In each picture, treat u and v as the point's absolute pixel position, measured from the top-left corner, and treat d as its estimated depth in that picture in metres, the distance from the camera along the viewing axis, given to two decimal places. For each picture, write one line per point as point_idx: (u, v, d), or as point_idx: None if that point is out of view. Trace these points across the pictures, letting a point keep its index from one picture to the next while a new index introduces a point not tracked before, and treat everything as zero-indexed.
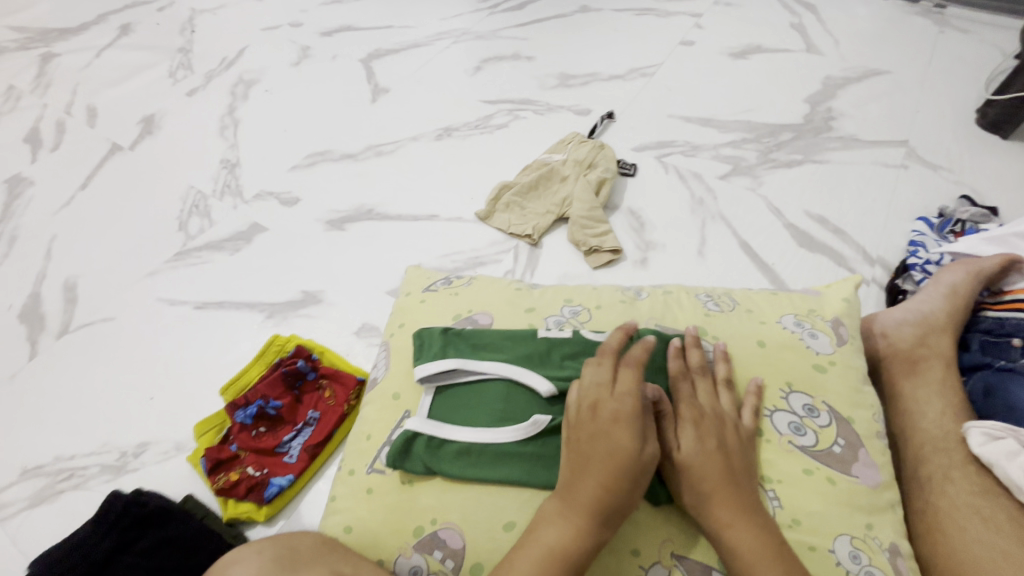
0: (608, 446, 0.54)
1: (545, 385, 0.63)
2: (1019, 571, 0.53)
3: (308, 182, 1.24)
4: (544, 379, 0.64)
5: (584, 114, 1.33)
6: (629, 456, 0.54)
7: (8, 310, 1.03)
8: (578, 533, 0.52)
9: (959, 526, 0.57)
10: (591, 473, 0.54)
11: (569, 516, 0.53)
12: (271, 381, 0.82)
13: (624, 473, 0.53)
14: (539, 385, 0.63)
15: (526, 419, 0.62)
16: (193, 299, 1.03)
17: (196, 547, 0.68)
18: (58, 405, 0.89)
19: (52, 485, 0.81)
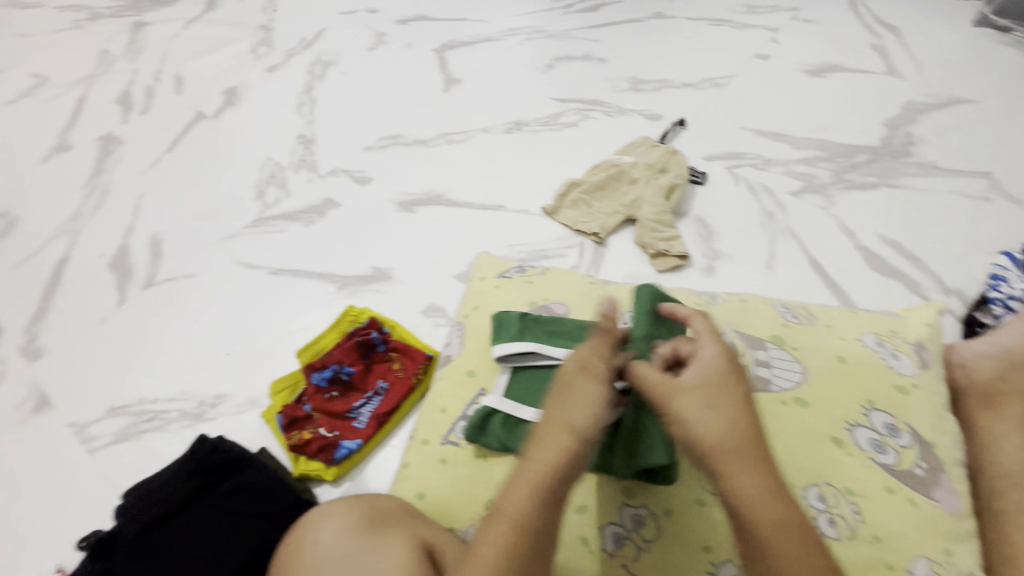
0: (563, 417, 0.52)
1: None
2: None
3: (380, 163, 1.28)
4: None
5: (655, 119, 1.33)
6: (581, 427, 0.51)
7: (98, 259, 1.10)
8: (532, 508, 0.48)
9: None
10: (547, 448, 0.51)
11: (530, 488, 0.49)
12: (346, 348, 0.86)
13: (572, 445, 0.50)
14: None
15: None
16: (269, 265, 1.07)
17: (272, 495, 0.70)
18: (142, 351, 0.95)
19: (136, 425, 0.86)
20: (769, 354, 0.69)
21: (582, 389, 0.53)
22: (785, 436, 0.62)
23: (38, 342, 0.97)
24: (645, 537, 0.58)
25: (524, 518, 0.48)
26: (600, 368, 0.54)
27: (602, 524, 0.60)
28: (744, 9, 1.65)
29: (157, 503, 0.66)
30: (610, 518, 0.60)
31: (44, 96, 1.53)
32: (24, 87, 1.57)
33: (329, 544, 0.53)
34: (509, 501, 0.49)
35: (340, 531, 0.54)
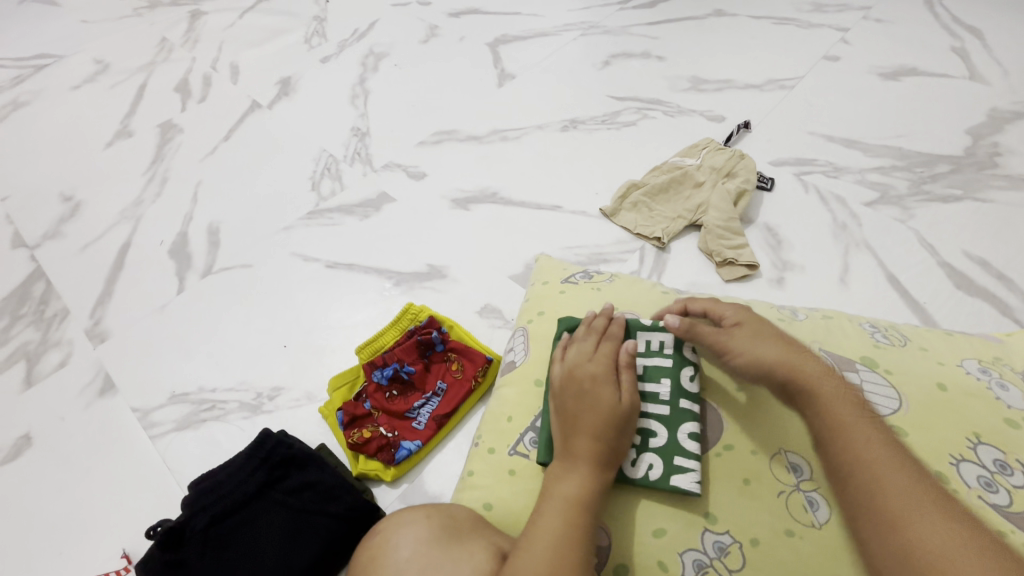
0: (588, 462, 0.57)
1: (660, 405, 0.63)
2: None
3: (434, 159, 1.26)
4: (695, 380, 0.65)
5: (718, 121, 1.28)
6: (599, 472, 0.57)
7: (159, 245, 1.11)
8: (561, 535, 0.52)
9: None
10: (567, 483, 0.56)
11: (553, 512, 0.54)
12: (406, 346, 0.84)
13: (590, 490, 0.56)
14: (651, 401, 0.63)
15: (665, 409, 0.63)
16: (325, 258, 1.07)
17: (336, 493, 0.69)
18: (202, 338, 0.96)
19: (196, 413, 0.86)
20: (861, 376, 0.64)
21: (609, 398, 0.60)
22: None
23: (102, 326, 0.99)
24: (729, 566, 0.55)
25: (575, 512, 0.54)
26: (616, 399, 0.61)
27: (682, 549, 0.57)
28: (811, 7, 1.58)
29: (222, 498, 0.66)
30: (691, 544, 0.57)
31: (107, 82, 1.57)
32: (88, 73, 1.61)
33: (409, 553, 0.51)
34: (555, 492, 0.56)
35: (419, 539, 0.52)
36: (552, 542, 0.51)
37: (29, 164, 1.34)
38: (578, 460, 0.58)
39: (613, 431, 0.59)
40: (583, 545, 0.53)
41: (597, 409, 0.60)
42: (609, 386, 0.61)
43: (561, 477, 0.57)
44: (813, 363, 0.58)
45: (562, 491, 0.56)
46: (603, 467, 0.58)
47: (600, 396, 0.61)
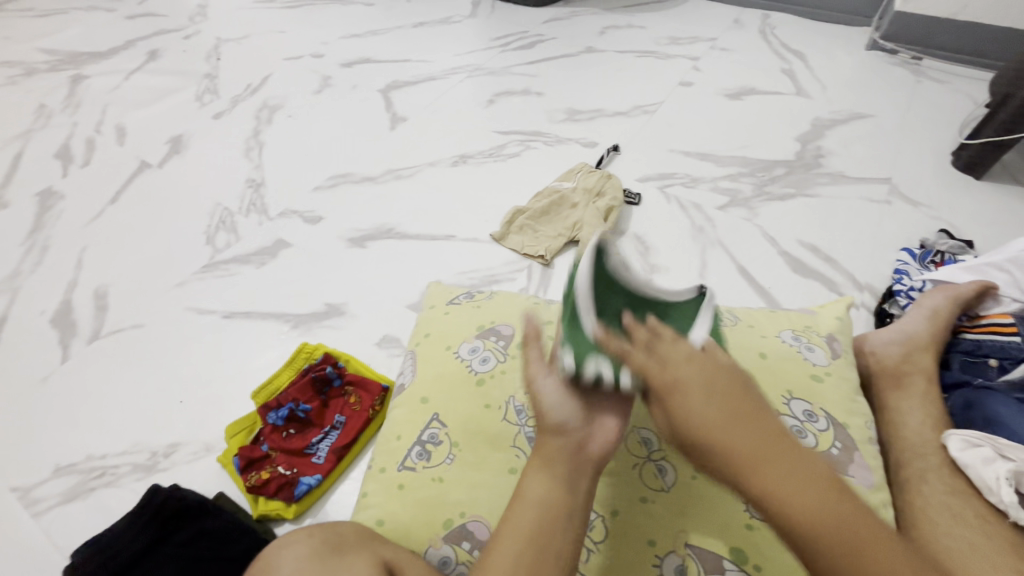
0: (555, 463, 0.59)
1: None
2: (982, 559, 0.58)
3: (329, 202, 1.31)
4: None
5: (591, 146, 1.42)
6: (567, 471, 0.59)
7: (40, 315, 1.07)
8: (531, 541, 0.55)
9: (932, 521, 0.64)
10: (536, 487, 0.58)
11: (526, 518, 0.56)
12: (301, 385, 0.87)
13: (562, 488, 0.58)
14: None
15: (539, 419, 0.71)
16: (221, 309, 1.07)
17: (229, 539, 0.70)
18: (89, 405, 0.93)
19: (84, 482, 0.84)
20: None
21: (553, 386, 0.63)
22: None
23: None
24: (594, 539, 0.63)
25: (547, 514, 0.56)
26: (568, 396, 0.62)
27: None
28: (668, 41, 1.79)
29: (112, 556, 0.66)
30: None
31: None
32: None
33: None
34: (527, 496, 0.58)
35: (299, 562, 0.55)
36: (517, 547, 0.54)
37: None
38: (545, 463, 0.59)
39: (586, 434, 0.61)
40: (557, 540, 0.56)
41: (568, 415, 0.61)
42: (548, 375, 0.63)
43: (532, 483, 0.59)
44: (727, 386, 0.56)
45: (528, 493, 0.58)
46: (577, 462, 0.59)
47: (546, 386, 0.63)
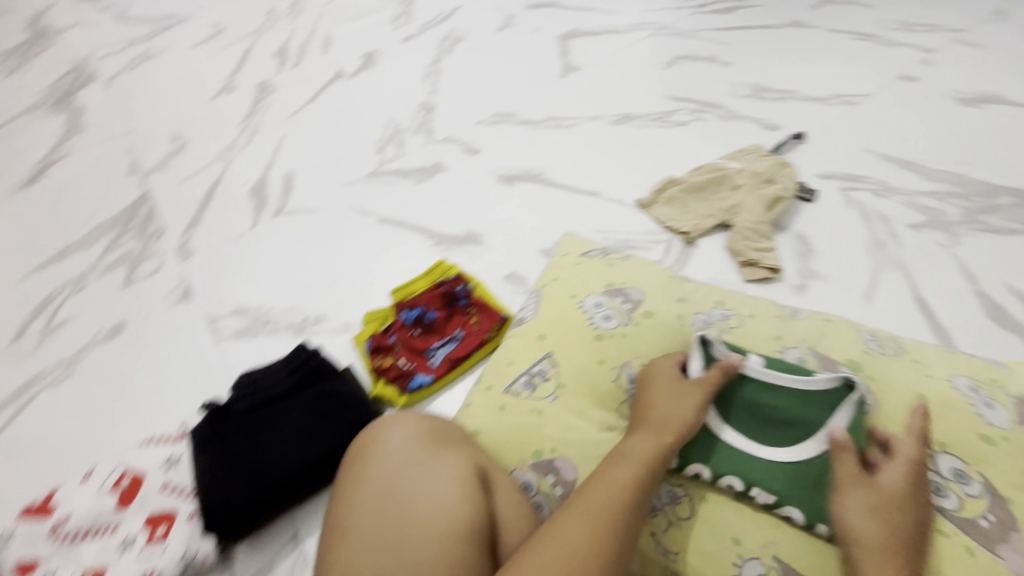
0: (657, 429, 0.61)
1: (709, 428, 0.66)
2: None
3: (489, 137, 1.36)
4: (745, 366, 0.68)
5: (770, 129, 1.29)
6: (667, 443, 0.60)
7: (244, 186, 1.28)
8: (630, 485, 0.56)
9: None
10: (636, 444, 0.60)
11: (622, 462, 0.58)
12: (433, 294, 0.95)
13: (659, 455, 0.59)
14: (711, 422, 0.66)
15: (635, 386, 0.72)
16: (379, 213, 1.19)
17: (349, 406, 0.80)
18: (266, 266, 1.11)
19: (253, 325, 1.01)
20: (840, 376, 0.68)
21: (690, 404, 0.64)
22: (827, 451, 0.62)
23: (189, 245, 1.16)
24: (677, 513, 0.63)
25: (644, 468, 0.57)
26: (695, 401, 0.64)
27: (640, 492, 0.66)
28: (898, 26, 1.52)
29: (261, 390, 0.80)
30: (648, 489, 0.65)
31: (221, 43, 1.78)
32: (206, 33, 1.83)
33: (394, 449, 0.60)
34: (630, 451, 0.59)
35: (404, 436, 0.62)
36: (618, 487, 0.55)
37: (144, 107, 1.55)
38: (648, 427, 0.62)
39: (685, 431, 0.62)
40: (641, 500, 0.55)
41: (683, 418, 0.63)
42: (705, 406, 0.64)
43: (636, 439, 0.61)
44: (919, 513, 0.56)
45: (631, 453, 0.59)
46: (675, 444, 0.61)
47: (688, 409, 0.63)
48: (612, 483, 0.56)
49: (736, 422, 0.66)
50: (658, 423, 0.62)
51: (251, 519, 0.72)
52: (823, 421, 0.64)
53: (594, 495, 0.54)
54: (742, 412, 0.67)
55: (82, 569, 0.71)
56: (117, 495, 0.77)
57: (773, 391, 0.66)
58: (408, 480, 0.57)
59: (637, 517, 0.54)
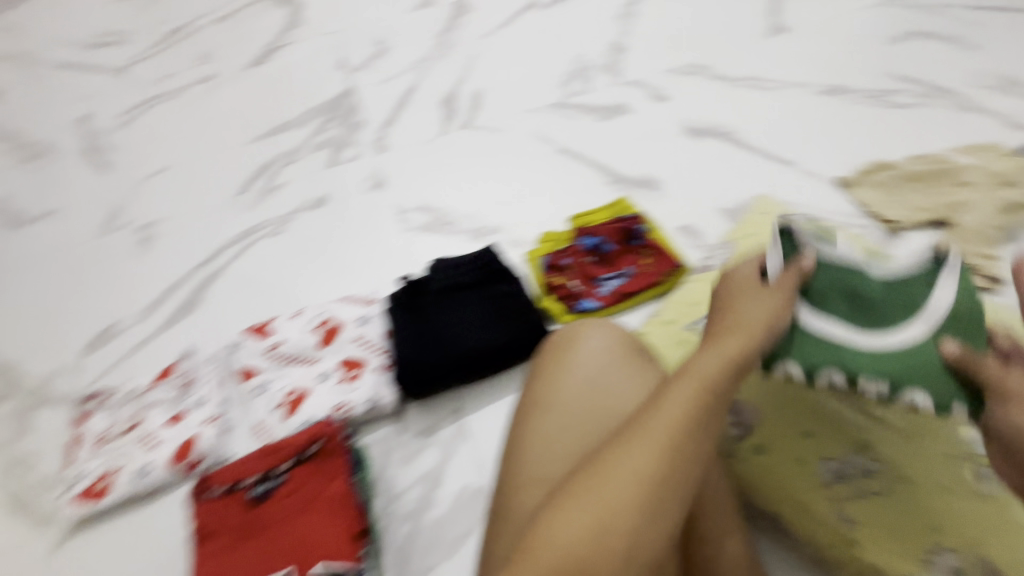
0: (740, 343, 0.54)
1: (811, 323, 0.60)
2: None
3: (679, 87, 1.31)
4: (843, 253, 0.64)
5: (1015, 128, 1.12)
6: (744, 361, 0.52)
7: (435, 97, 1.36)
8: (700, 397, 0.49)
9: None
10: (714, 350, 0.53)
11: (693, 371, 0.51)
12: (611, 228, 0.97)
13: (738, 369, 0.52)
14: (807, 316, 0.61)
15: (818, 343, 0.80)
16: (559, 143, 1.22)
17: (521, 309, 0.86)
18: (451, 173, 1.19)
19: (435, 223, 1.10)
20: None
21: (771, 312, 0.58)
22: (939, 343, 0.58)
23: (385, 141, 1.27)
24: (863, 487, 0.71)
25: (711, 384, 0.50)
26: (776, 305, 0.58)
27: (822, 458, 0.73)
28: None
29: (450, 278, 0.89)
30: (829, 457, 0.73)
31: None
32: None
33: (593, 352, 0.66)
34: (694, 364, 0.52)
35: (602, 345, 0.67)
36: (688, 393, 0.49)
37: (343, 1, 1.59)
38: (729, 337, 0.55)
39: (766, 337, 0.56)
40: (715, 412, 0.49)
41: (760, 330, 0.56)
42: (766, 301, 0.59)
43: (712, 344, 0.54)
44: None
45: (697, 368, 0.51)
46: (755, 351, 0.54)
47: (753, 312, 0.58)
48: (691, 389, 0.49)
49: (854, 329, 0.61)
50: (747, 335, 0.55)
51: (434, 381, 0.82)
52: (925, 301, 0.61)
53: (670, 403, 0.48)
54: (835, 306, 0.62)
55: (290, 384, 0.86)
56: (321, 334, 0.91)
57: (867, 276, 0.63)
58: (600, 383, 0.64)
59: (704, 431, 0.48)
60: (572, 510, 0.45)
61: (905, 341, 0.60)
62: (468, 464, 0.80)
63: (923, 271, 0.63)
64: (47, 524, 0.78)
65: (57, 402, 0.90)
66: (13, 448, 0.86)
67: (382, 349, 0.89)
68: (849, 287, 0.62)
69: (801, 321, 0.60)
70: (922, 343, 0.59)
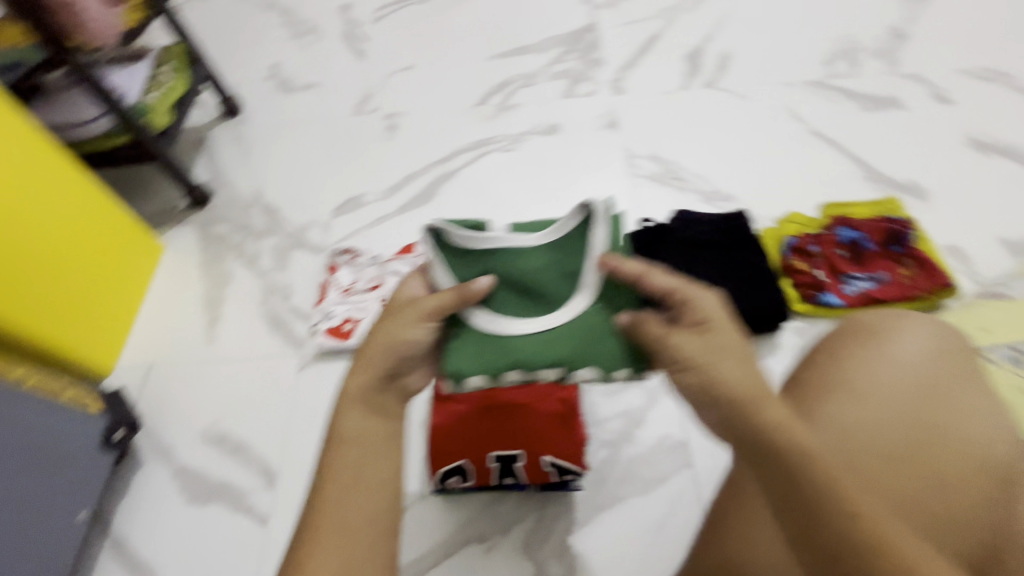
0: (379, 343, 0.56)
1: (528, 328, 0.57)
2: None
3: (970, 92, 1.14)
4: (490, 240, 0.58)
5: None
6: (377, 367, 0.56)
7: (680, 49, 1.30)
8: (353, 391, 0.55)
9: None
10: (370, 348, 0.56)
11: (352, 377, 0.56)
12: (875, 227, 0.89)
13: (386, 352, 0.55)
14: (526, 325, 0.57)
15: None
16: (812, 124, 1.13)
17: (756, 284, 0.83)
18: (686, 131, 1.15)
19: (665, 176, 1.08)
20: None
21: (416, 319, 0.55)
22: (619, 311, 0.57)
23: (621, 84, 1.25)
24: None
25: (337, 423, 0.54)
26: (408, 316, 0.56)
27: None
28: None
29: (694, 231, 0.86)
30: None
31: None
32: None
33: (881, 393, 0.54)
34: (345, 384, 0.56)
35: (904, 385, 0.55)
36: (351, 408, 0.54)
37: None
38: (373, 339, 0.57)
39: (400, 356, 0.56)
40: (366, 404, 0.54)
41: (382, 339, 0.56)
42: (417, 325, 0.55)
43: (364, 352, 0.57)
44: (769, 412, 0.46)
45: (345, 392, 0.55)
46: (397, 330, 0.56)
47: (407, 343, 0.55)
48: (338, 428, 0.54)
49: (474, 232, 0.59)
50: (388, 331, 0.56)
51: None
52: (534, 253, 0.58)
53: (336, 447, 0.53)
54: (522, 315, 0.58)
55: None
56: None
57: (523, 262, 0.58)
58: (885, 434, 0.53)
59: (360, 440, 0.53)
60: (351, 453, 0.52)
61: (562, 318, 0.57)
62: (669, 417, 0.80)
63: (570, 231, 0.58)
64: (298, 347, 0.91)
65: (311, 249, 1.03)
66: (274, 276, 1.00)
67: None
68: (523, 283, 0.58)
69: (472, 325, 0.57)
70: (572, 320, 0.57)
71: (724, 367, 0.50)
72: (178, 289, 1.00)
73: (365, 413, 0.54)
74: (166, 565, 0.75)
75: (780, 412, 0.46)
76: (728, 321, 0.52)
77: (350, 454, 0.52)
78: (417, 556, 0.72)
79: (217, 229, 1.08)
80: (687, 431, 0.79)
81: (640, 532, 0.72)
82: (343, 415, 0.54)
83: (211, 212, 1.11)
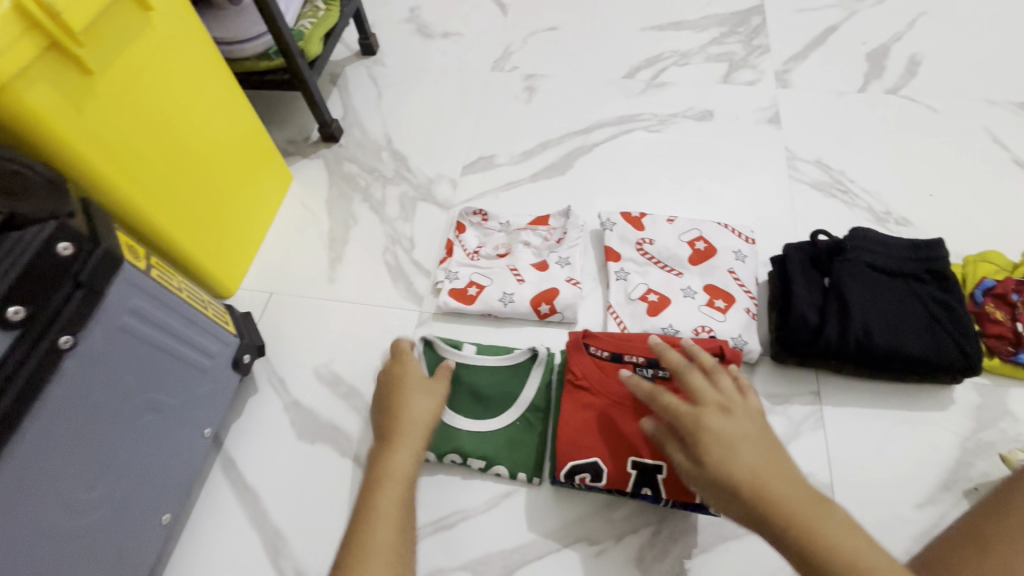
0: (408, 415, 0.66)
1: (471, 426, 0.72)
2: None
3: None
4: (461, 356, 0.75)
5: None
6: (416, 431, 0.65)
7: (861, 45, 1.15)
8: (396, 446, 0.63)
9: None
10: (405, 411, 0.67)
11: (393, 440, 0.64)
12: None
13: (415, 421, 0.66)
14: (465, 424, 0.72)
15: None
16: (1015, 153, 0.97)
17: (944, 328, 0.71)
18: (860, 139, 1.02)
19: (830, 186, 0.96)
20: None
21: (429, 405, 0.68)
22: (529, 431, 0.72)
23: (788, 77, 1.12)
24: None
25: (403, 451, 0.63)
26: (434, 393, 0.69)
27: None
28: None
29: (874, 256, 0.75)
30: None
31: None
32: None
33: None
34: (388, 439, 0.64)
35: None
36: (399, 448, 0.63)
37: None
38: (399, 413, 0.67)
39: (427, 420, 0.67)
40: (413, 450, 0.64)
41: (410, 405, 0.67)
42: (436, 399, 0.69)
43: (390, 421, 0.66)
44: (778, 488, 0.49)
45: (388, 440, 0.64)
46: (433, 402, 0.69)
47: (427, 410, 0.68)
48: (389, 460, 0.62)
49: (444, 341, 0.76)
50: (413, 413, 0.67)
51: (812, 356, 0.74)
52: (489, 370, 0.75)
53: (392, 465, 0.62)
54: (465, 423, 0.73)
55: (651, 286, 0.83)
56: (693, 251, 0.85)
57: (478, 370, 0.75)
58: None
59: (397, 483, 0.60)
60: (391, 493, 0.59)
61: (499, 422, 0.73)
62: (814, 452, 0.72)
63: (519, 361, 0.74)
64: (419, 302, 0.89)
65: (438, 204, 1.00)
66: (399, 226, 0.97)
67: (751, 294, 0.82)
68: (476, 392, 0.74)
69: None
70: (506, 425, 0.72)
71: (722, 462, 0.52)
72: (303, 221, 0.99)
73: (407, 458, 0.63)
74: (271, 494, 0.75)
75: (802, 494, 0.49)
76: (716, 421, 0.54)
77: (400, 486, 0.60)
78: (526, 541, 0.69)
79: (346, 168, 1.06)
80: (832, 473, 0.71)
81: (772, 570, 0.66)
82: (394, 453, 0.63)
83: (341, 149, 1.09)
